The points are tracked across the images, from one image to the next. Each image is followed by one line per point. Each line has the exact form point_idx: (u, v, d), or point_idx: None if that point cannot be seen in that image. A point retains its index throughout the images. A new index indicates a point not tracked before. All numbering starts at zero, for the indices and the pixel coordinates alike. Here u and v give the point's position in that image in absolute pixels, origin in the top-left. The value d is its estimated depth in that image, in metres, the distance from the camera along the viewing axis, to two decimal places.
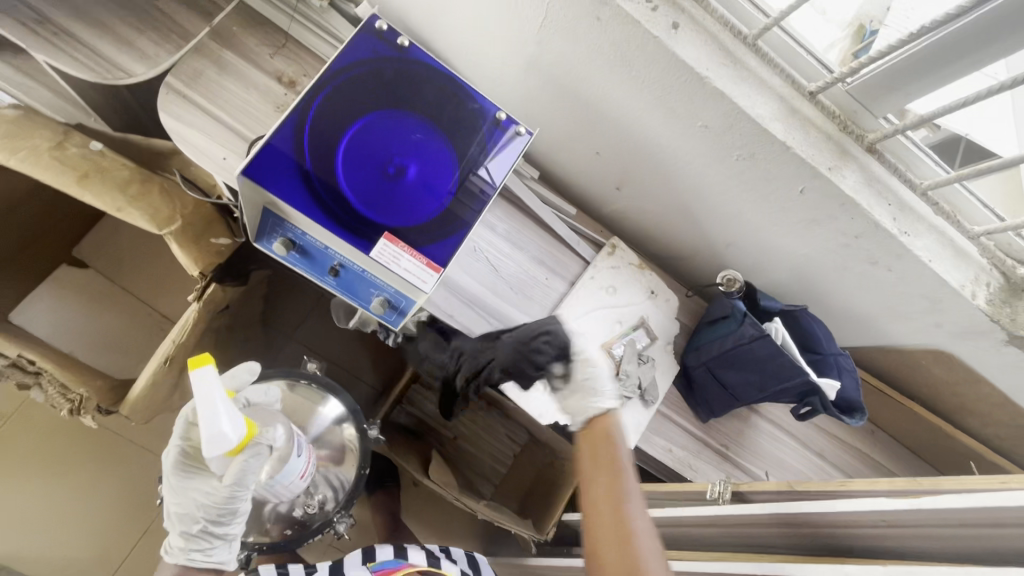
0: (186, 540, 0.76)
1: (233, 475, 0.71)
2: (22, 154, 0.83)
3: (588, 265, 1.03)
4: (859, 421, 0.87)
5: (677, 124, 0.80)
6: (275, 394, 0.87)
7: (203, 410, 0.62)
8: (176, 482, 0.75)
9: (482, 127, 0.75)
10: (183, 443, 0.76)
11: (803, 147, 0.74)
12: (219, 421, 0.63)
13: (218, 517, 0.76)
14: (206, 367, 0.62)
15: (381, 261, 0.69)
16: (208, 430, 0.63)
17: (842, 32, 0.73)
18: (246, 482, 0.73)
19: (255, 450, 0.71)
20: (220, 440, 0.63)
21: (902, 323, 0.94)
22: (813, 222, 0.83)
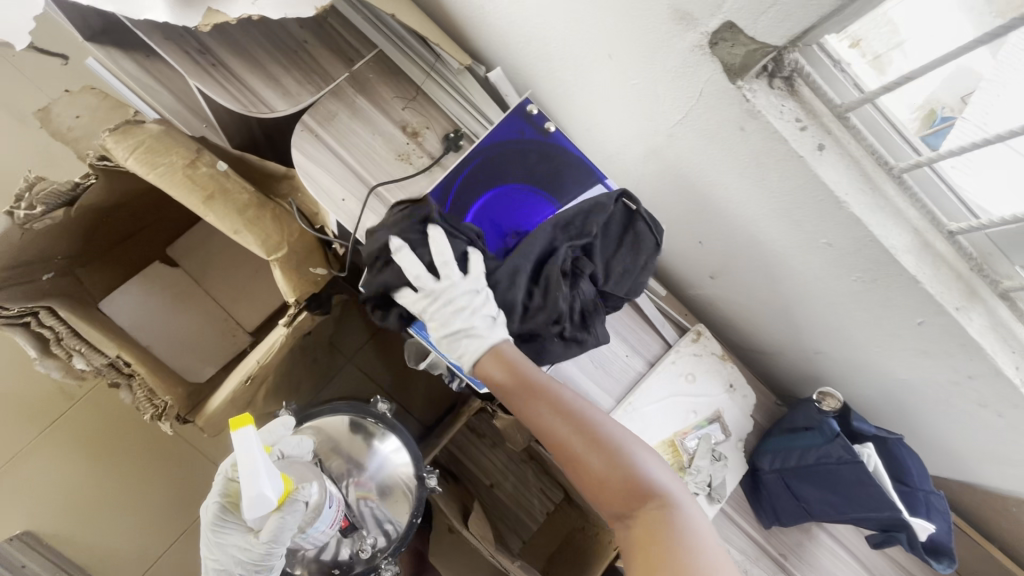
0: None
1: (270, 531, 0.70)
2: (160, 170, 0.87)
3: (671, 348, 1.02)
4: (945, 568, 0.82)
5: (799, 236, 0.80)
6: (307, 447, 0.88)
7: (245, 470, 0.63)
8: (211, 538, 0.73)
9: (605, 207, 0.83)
10: (222, 498, 0.75)
11: (932, 283, 0.72)
12: (258, 483, 0.63)
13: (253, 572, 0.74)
14: (247, 429, 0.64)
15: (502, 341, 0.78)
16: (250, 488, 0.63)
17: (910, 115, 0.67)
18: (282, 538, 0.71)
19: (293, 507, 0.70)
20: (263, 500, 0.64)
21: (997, 467, 0.89)
22: (925, 353, 0.81)
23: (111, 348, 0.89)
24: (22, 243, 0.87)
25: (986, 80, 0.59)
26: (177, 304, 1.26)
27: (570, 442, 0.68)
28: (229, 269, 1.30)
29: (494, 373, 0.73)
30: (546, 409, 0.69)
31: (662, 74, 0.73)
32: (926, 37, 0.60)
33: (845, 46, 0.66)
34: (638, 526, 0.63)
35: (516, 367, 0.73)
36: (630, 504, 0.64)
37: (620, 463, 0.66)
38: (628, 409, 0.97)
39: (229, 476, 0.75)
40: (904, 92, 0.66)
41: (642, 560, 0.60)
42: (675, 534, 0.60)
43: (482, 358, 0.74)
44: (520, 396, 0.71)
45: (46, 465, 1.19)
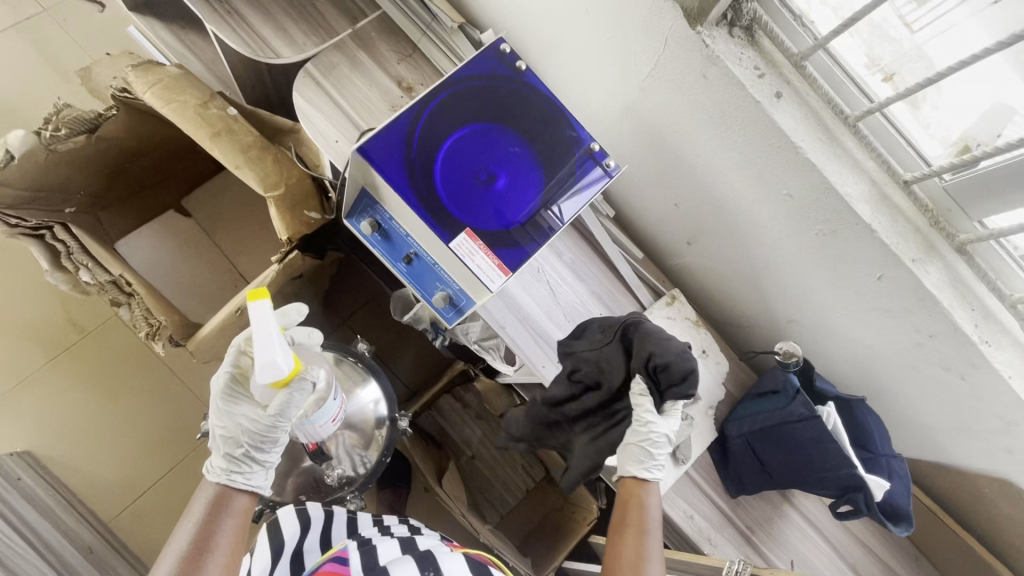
0: (228, 462, 0.80)
1: (277, 406, 0.76)
2: (174, 105, 0.95)
3: (645, 310, 1.04)
4: (904, 532, 0.82)
5: (764, 190, 0.82)
6: (317, 338, 0.91)
7: (261, 339, 0.68)
8: (220, 405, 0.81)
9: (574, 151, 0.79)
10: (233, 369, 0.83)
11: (889, 233, 0.74)
12: (273, 349, 0.69)
13: (259, 443, 0.81)
14: (264, 301, 0.68)
15: (459, 253, 0.74)
16: (262, 356, 0.68)
17: (945, 150, 0.69)
18: (287, 414, 0.78)
19: (300, 386, 0.76)
20: (272, 368, 0.69)
21: (967, 441, 0.88)
22: (886, 312, 0.82)
23: (116, 267, 0.96)
24: (48, 166, 0.96)
25: (1018, 113, 0.61)
26: (185, 252, 1.34)
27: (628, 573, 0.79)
28: (236, 223, 1.38)
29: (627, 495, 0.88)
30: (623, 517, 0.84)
31: (633, 26, 0.78)
32: (950, 45, 0.62)
33: (879, 80, 0.69)
34: None
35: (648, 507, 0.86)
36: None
37: None
38: None
39: (241, 348, 0.83)
40: (937, 125, 0.68)
41: None
42: None
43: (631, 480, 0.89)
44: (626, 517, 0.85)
45: (51, 392, 1.26)
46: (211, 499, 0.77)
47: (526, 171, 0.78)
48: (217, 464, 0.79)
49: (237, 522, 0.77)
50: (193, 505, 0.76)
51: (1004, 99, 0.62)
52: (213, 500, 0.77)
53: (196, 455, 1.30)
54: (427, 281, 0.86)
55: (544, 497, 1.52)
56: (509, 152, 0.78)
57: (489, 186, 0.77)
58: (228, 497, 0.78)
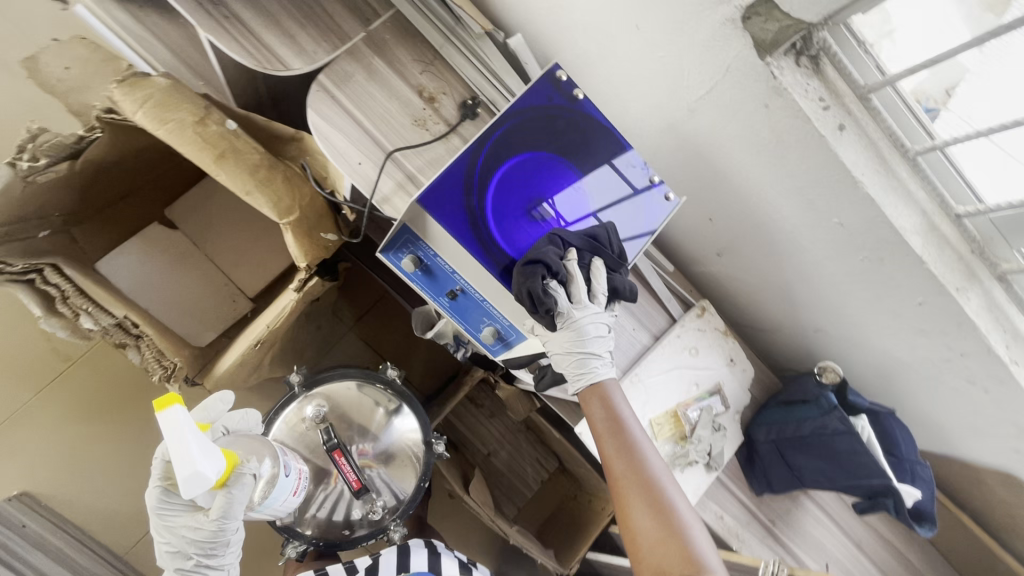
0: (180, 574, 0.78)
1: (219, 507, 0.71)
2: (170, 125, 0.84)
3: (676, 323, 1.05)
4: (927, 531, 0.88)
5: (812, 216, 0.82)
6: (251, 421, 0.88)
7: (180, 451, 0.60)
8: (159, 520, 0.76)
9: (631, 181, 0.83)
10: (164, 482, 0.77)
11: (937, 264, 0.76)
12: (198, 457, 0.61)
13: (208, 549, 0.78)
14: (174, 408, 0.60)
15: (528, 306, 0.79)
16: (184, 470, 0.61)
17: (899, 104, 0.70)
18: (233, 513, 0.72)
19: (240, 480, 0.70)
20: (200, 479, 0.61)
21: (976, 439, 0.96)
22: (920, 331, 0.85)
23: (119, 309, 0.87)
24: (24, 198, 0.84)
25: (972, 73, 0.64)
26: (175, 267, 1.23)
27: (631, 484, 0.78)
28: (229, 233, 1.27)
29: (594, 406, 0.84)
30: (616, 457, 0.80)
31: (690, 49, 0.73)
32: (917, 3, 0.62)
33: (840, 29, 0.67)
34: None
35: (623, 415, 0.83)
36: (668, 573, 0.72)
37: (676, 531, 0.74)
38: (634, 381, 0.99)
39: (167, 459, 0.78)
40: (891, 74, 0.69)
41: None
42: None
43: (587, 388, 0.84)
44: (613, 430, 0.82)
45: (40, 428, 1.17)
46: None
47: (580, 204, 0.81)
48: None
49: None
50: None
51: (960, 58, 0.64)
52: None
53: None
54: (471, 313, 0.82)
55: (559, 485, 1.57)
56: (563, 188, 0.81)
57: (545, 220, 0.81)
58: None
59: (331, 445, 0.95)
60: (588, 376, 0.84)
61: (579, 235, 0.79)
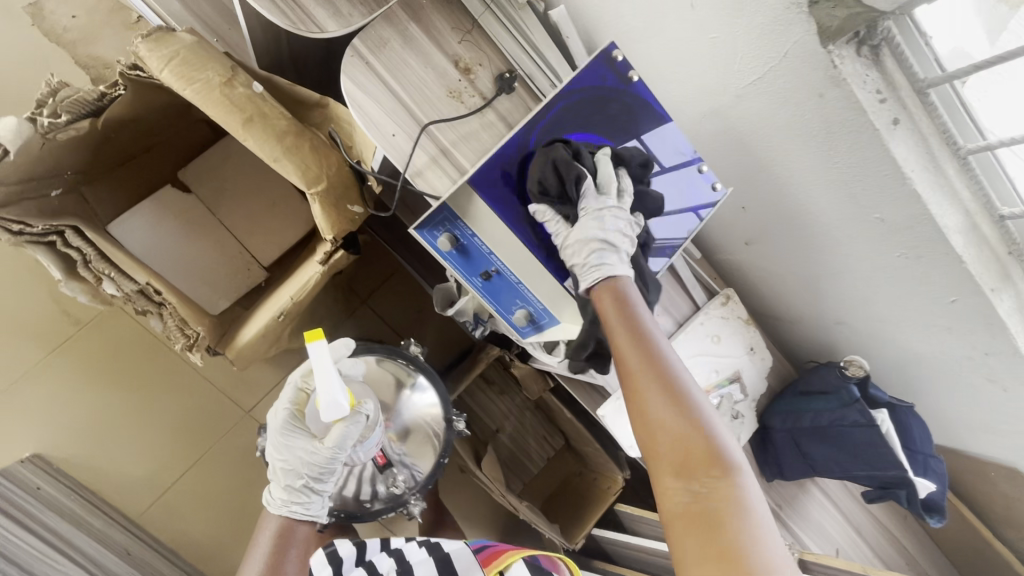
0: (289, 492, 0.92)
1: (334, 438, 0.85)
2: (197, 86, 0.81)
3: (700, 310, 1.05)
4: (936, 522, 0.91)
5: (852, 211, 0.81)
6: (362, 368, 0.94)
7: (321, 379, 0.74)
8: (280, 440, 0.88)
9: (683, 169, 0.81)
10: (292, 407, 0.90)
11: (975, 263, 0.76)
12: (333, 388, 0.75)
13: (318, 475, 0.90)
14: (321, 342, 0.73)
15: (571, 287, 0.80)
16: (325, 395, 0.75)
17: (949, 107, 0.70)
18: (344, 445, 0.86)
19: (355, 419, 0.85)
20: (335, 406, 0.76)
21: (987, 435, 0.98)
22: (946, 329, 0.86)
23: (141, 275, 0.85)
24: (43, 155, 0.80)
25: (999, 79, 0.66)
26: (188, 232, 1.20)
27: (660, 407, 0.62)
28: (243, 199, 1.24)
29: (606, 300, 0.70)
30: (656, 391, 0.63)
31: (747, 34, 0.71)
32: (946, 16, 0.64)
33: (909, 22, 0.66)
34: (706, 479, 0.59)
35: (632, 306, 0.70)
36: (688, 442, 0.60)
37: (701, 428, 0.62)
38: None
39: (298, 387, 0.91)
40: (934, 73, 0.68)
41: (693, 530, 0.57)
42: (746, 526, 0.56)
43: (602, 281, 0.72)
44: (630, 330, 0.67)
45: (50, 390, 1.15)
46: (277, 529, 0.95)
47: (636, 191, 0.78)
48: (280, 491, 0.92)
49: (299, 547, 0.96)
50: (263, 534, 0.96)
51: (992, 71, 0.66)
52: (279, 532, 0.95)
53: (223, 447, 1.26)
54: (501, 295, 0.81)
55: (564, 462, 1.60)
56: (619, 173, 0.77)
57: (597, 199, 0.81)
58: (289, 528, 0.96)
59: None
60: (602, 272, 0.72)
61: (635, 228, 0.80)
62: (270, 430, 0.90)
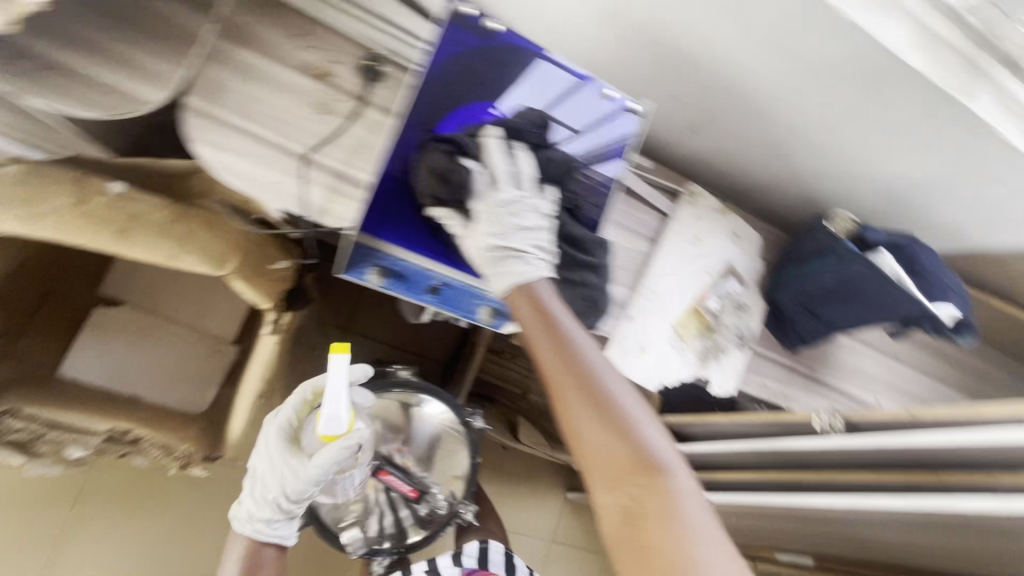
0: (262, 501, 0.83)
1: (320, 461, 0.75)
2: (48, 220, 0.71)
3: (670, 219, 0.97)
4: (967, 339, 0.87)
5: (789, 61, 0.71)
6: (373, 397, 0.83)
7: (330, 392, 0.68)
8: (274, 448, 0.79)
9: (584, 103, 0.71)
10: (286, 421, 0.81)
11: (936, 73, 0.67)
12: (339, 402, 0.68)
13: (297, 495, 0.80)
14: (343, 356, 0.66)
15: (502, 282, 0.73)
16: (329, 403, 0.68)
17: None
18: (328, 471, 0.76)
19: (348, 445, 0.74)
20: (334, 421, 0.69)
21: (996, 229, 0.92)
22: (926, 147, 0.78)
23: (101, 424, 0.81)
24: None
25: None
26: (141, 342, 1.14)
27: (580, 417, 0.60)
28: (177, 286, 1.16)
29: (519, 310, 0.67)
30: (576, 394, 0.60)
31: None
32: None
33: None
34: (635, 486, 0.58)
35: (550, 310, 0.65)
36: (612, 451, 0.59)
37: (623, 432, 0.59)
38: (645, 294, 0.95)
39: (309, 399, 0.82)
40: None
41: (631, 545, 0.57)
42: (677, 528, 0.55)
43: (513, 289, 0.68)
44: (546, 335, 0.63)
45: (95, 532, 1.18)
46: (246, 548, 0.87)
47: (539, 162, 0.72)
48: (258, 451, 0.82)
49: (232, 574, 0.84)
50: (230, 559, 0.87)
51: None
52: (245, 551, 0.86)
53: None
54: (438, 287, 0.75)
55: None
56: (513, 148, 0.70)
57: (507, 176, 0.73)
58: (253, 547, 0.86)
59: (376, 466, 0.95)
60: (509, 274, 0.67)
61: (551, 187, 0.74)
62: (262, 445, 0.81)
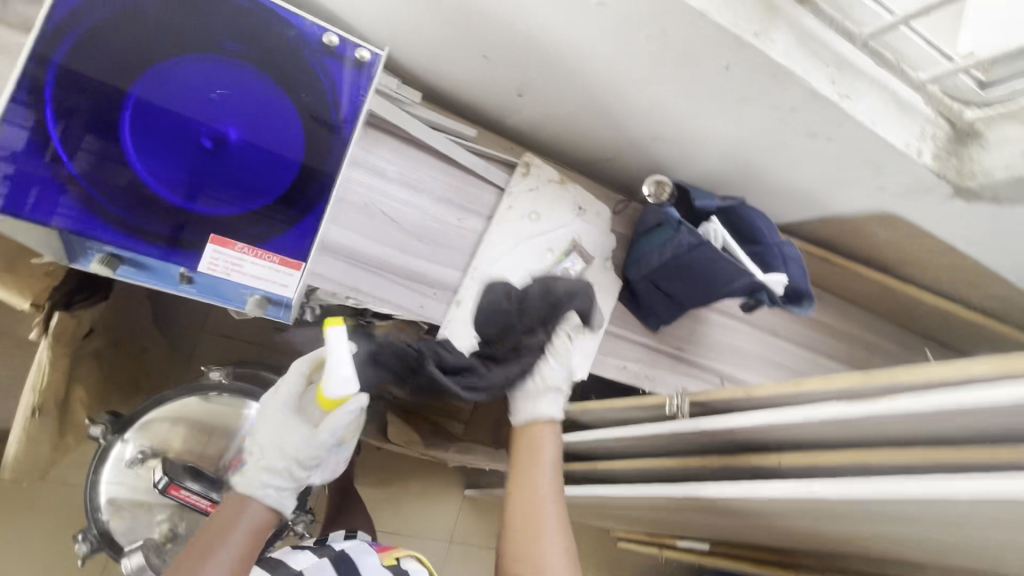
0: (269, 470, 0.68)
1: (330, 425, 0.68)
2: None
3: (504, 193, 0.90)
4: (806, 310, 0.82)
5: (570, 4, 0.63)
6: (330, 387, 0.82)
7: (336, 356, 0.63)
8: (274, 412, 0.71)
9: (300, 51, 0.61)
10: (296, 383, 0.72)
11: (722, 11, 0.59)
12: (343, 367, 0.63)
13: (305, 460, 0.69)
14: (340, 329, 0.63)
15: (219, 270, 0.61)
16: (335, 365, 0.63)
17: None
18: (322, 443, 0.69)
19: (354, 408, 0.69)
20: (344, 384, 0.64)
21: (843, 192, 0.86)
22: (743, 101, 0.71)
23: None
24: None
25: None
26: None
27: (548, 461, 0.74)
28: None
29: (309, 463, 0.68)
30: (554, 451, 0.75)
31: None
32: None
33: None
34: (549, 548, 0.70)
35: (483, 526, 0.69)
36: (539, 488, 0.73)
37: (551, 487, 0.73)
38: (475, 277, 0.87)
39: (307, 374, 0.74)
40: None
41: (531, 538, 0.70)
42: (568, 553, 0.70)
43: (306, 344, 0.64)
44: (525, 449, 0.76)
45: None
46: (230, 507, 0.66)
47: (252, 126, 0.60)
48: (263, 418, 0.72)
49: (247, 530, 0.64)
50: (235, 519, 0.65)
51: None
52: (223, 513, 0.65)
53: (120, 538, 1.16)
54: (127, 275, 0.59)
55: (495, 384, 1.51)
56: (212, 109, 0.58)
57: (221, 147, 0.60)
58: (247, 510, 0.66)
59: (164, 483, 0.78)
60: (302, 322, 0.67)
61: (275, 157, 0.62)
62: (275, 406, 0.71)
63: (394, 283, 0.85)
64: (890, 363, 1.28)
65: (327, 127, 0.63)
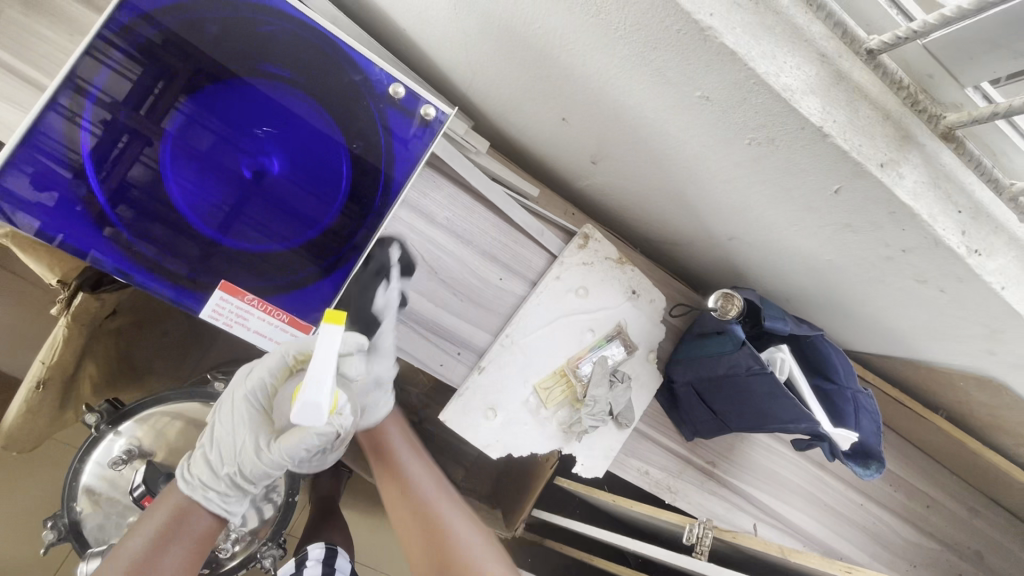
0: (214, 476, 0.67)
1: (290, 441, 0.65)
2: None
3: (554, 261, 0.83)
4: (873, 475, 0.70)
5: (667, 92, 0.56)
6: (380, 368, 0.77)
7: (315, 370, 0.56)
8: (244, 410, 0.69)
9: (362, 104, 0.60)
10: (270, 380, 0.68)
11: (847, 133, 0.50)
12: (322, 388, 0.56)
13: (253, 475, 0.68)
14: (335, 330, 0.57)
15: (221, 318, 0.62)
16: (309, 391, 0.56)
17: None
18: (293, 454, 0.66)
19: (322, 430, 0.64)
20: (313, 411, 0.57)
21: (943, 343, 0.74)
22: (847, 228, 0.61)
23: None
24: None
25: None
26: None
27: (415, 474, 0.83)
28: None
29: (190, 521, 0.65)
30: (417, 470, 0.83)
31: None
32: None
33: None
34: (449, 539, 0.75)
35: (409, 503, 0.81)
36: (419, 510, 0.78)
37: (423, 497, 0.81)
38: (504, 345, 0.80)
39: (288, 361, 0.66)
40: None
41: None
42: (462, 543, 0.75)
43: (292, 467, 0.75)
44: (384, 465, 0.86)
45: None
46: (171, 513, 0.64)
47: (285, 171, 0.60)
48: (221, 413, 0.70)
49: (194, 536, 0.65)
50: (182, 530, 0.64)
51: None
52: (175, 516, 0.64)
53: None
54: (54, 198, 0.54)
55: None
56: (252, 143, 0.58)
57: (253, 180, 0.59)
58: (193, 515, 0.65)
59: (139, 492, 0.75)
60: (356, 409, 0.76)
61: (302, 206, 0.61)
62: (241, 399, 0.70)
63: (416, 333, 0.80)
64: (953, 527, 1.11)
65: (369, 191, 0.62)
